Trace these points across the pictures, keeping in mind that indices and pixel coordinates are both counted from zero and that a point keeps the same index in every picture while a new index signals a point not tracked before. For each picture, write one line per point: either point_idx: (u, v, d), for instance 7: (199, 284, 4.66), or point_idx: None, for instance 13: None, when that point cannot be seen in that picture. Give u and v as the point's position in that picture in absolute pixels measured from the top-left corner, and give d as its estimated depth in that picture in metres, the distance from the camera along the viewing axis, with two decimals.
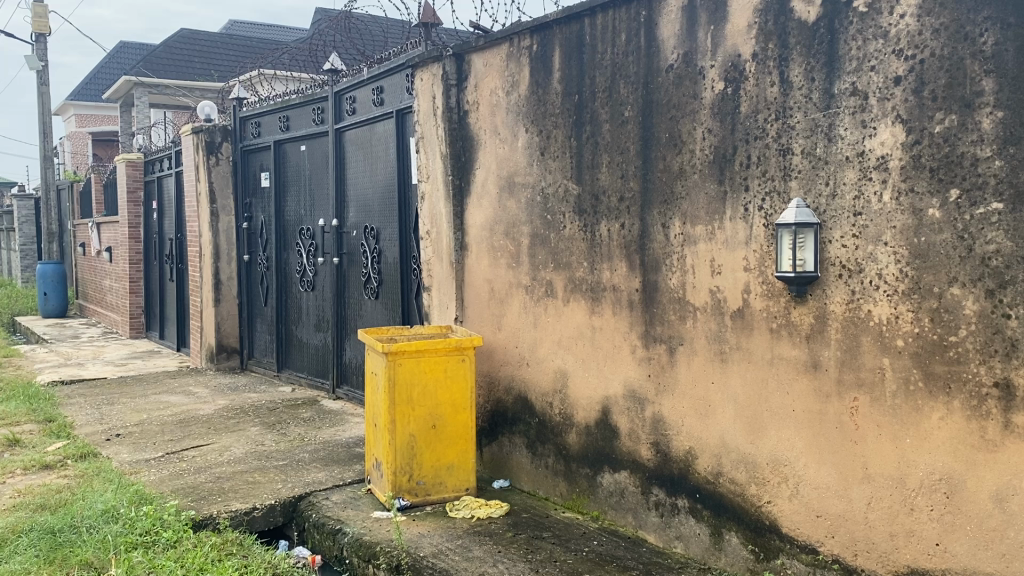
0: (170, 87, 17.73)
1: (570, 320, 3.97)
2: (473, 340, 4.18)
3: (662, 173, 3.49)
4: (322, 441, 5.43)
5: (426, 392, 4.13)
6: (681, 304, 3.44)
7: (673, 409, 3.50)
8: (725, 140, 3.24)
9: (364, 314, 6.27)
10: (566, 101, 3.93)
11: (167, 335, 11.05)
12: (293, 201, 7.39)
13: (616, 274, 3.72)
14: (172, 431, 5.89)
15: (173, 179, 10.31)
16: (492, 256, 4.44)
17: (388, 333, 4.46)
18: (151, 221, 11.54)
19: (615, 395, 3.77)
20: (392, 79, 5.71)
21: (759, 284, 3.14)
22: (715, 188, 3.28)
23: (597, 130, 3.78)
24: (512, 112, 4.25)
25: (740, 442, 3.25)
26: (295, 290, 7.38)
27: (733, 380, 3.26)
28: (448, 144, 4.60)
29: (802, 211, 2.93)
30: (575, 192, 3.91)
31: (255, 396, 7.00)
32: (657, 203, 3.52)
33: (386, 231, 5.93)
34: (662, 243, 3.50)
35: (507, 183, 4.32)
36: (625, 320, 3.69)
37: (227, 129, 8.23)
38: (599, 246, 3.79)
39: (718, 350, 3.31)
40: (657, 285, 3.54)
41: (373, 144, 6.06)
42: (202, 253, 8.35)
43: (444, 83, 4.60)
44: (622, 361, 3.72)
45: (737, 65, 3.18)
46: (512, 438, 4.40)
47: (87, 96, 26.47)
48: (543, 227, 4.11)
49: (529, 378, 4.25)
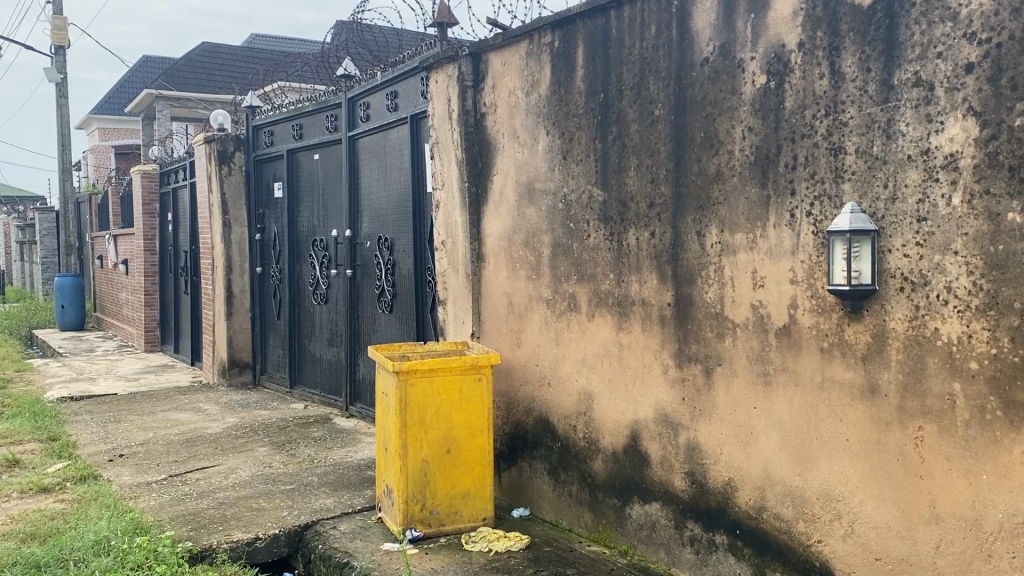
0: (190, 99, 17.63)
1: (596, 337, 3.67)
2: (491, 358, 3.88)
3: (696, 177, 3.18)
4: (332, 463, 5.14)
5: (440, 414, 3.83)
6: (719, 320, 3.13)
7: (710, 436, 3.19)
8: (768, 139, 2.93)
9: (378, 329, 6.00)
10: (590, 100, 3.63)
11: (181, 349, 10.85)
12: (306, 212, 7.15)
13: (646, 286, 3.41)
14: (177, 452, 5.63)
15: (187, 190, 10.12)
16: (511, 268, 4.15)
17: (399, 349, 4.17)
18: (167, 233, 11.35)
19: (645, 419, 3.46)
20: (407, 83, 5.44)
21: (807, 298, 2.82)
22: (757, 192, 2.97)
23: (625, 130, 3.47)
24: (532, 113, 3.96)
25: (786, 474, 2.92)
26: (309, 303, 7.13)
27: (779, 405, 2.94)
28: (464, 149, 4.31)
29: (857, 216, 2.62)
30: (601, 199, 3.61)
31: (266, 413, 6.73)
32: (691, 209, 3.21)
33: (401, 242, 5.65)
34: (697, 253, 3.19)
35: (527, 189, 4.03)
36: (656, 337, 3.38)
37: (240, 138, 8.01)
38: (627, 256, 3.49)
39: (761, 371, 2.99)
40: (691, 298, 3.23)
41: (387, 151, 5.80)
42: (214, 265, 8.12)
43: (459, 84, 4.31)
44: (653, 382, 3.40)
45: (781, 56, 2.87)
46: (532, 464, 4.10)
47: (110, 110, 26.57)
48: (566, 237, 3.81)
49: (551, 400, 3.95)
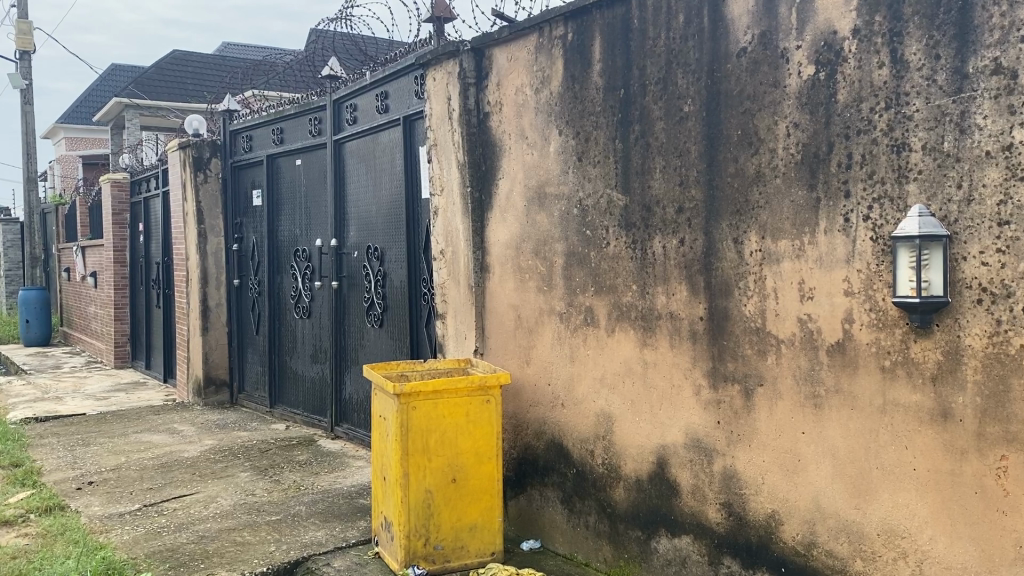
0: (162, 109, 17.11)
1: (616, 354, 3.37)
2: (500, 377, 3.57)
3: (733, 178, 2.89)
4: (321, 491, 4.77)
5: (445, 440, 3.50)
6: (760, 336, 2.84)
7: (750, 463, 2.89)
8: (818, 135, 2.65)
9: (367, 345, 5.66)
10: (608, 97, 3.34)
11: (154, 365, 10.39)
12: (288, 221, 6.79)
13: (674, 299, 3.12)
14: (152, 479, 5.23)
15: (160, 199, 9.70)
16: (519, 279, 3.84)
17: (397, 368, 3.84)
18: (138, 244, 10.90)
19: (673, 444, 3.16)
20: (400, 83, 5.14)
21: (865, 311, 2.54)
22: (804, 194, 2.69)
23: (649, 129, 3.19)
24: (543, 112, 3.66)
25: (840, 507, 2.63)
26: (290, 317, 6.76)
27: (831, 430, 2.65)
28: (466, 152, 4.01)
29: (927, 220, 2.33)
30: (621, 204, 3.32)
31: (246, 435, 6.35)
32: (726, 214, 2.92)
33: (392, 252, 5.32)
34: (733, 262, 2.91)
35: (536, 194, 3.72)
36: (686, 354, 3.08)
37: (216, 143, 7.63)
38: (653, 266, 3.19)
39: (809, 392, 2.71)
40: (727, 312, 2.94)
41: (377, 156, 5.48)
42: (189, 277, 7.72)
43: (461, 81, 4.01)
44: (683, 403, 3.11)
45: (832, 44, 2.59)
46: (543, 492, 3.78)
47: (79, 119, 25.89)
48: (581, 245, 3.51)
49: (565, 423, 3.64)
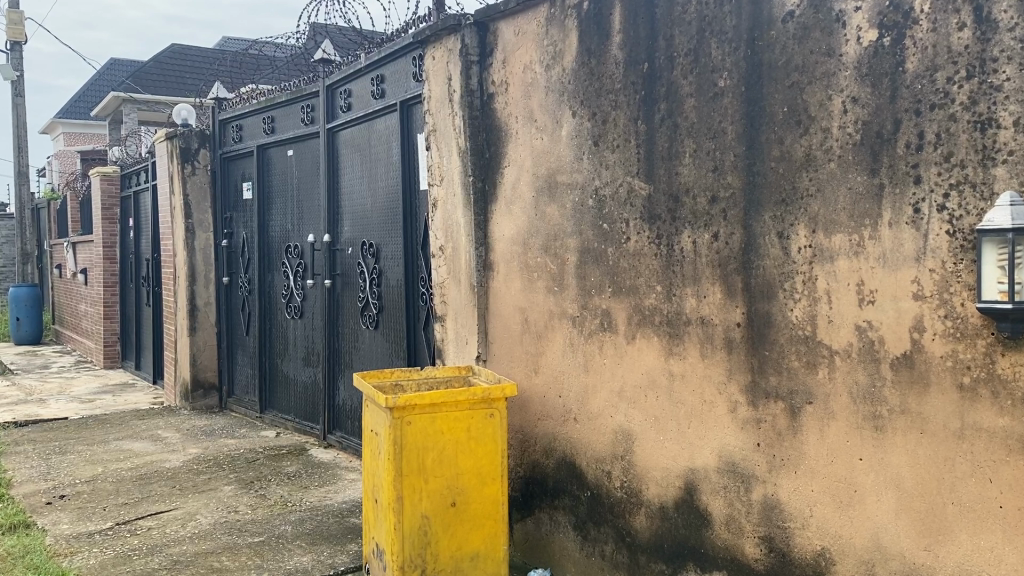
0: (159, 102, 16.69)
1: (637, 364, 2.98)
2: (505, 388, 3.18)
3: (777, 163, 2.50)
4: (309, 508, 4.38)
5: (444, 458, 3.12)
6: (810, 346, 2.45)
7: (796, 493, 2.50)
8: (881, 111, 2.25)
9: (362, 348, 5.27)
10: (629, 72, 2.95)
11: (143, 365, 10.01)
12: (279, 215, 6.40)
13: (705, 302, 2.73)
14: (128, 492, 4.84)
15: (150, 193, 9.31)
16: (526, 278, 3.45)
17: (390, 377, 3.46)
18: (129, 240, 10.51)
19: (703, 467, 2.77)
20: (396, 66, 4.75)
21: (938, 318, 2.15)
22: (864, 180, 2.29)
23: (677, 107, 2.79)
24: (555, 91, 3.27)
25: (906, 548, 2.24)
26: (282, 317, 6.38)
27: (895, 458, 2.26)
28: (469, 138, 3.62)
29: (1020, 210, 1.93)
30: (644, 194, 2.92)
31: (234, 442, 5.97)
32: (769, 204, 2.53)
33: (388, 249, 4.93)
34: (777, 259, 2.51)
35: (546, 184, 3.33)
36: (720, 366, 2.69)
37: (205, 134, 7.23)
38: (681, 264, 2.80)
39: (867, 413, 2.32)
40: (769, 317, 2.54)
41: (372, 145, 5.09)
42: (176, 274, 7.32)
43: (462, 59, 3.61)
44: (716, 422, 2.71)
45: (900, 3, 2.19)
46: (553, 516, 3.39)
47: (76, 114, 25.45)
48: (597, 240, 3.12)
49: (579, 439, 3.25)
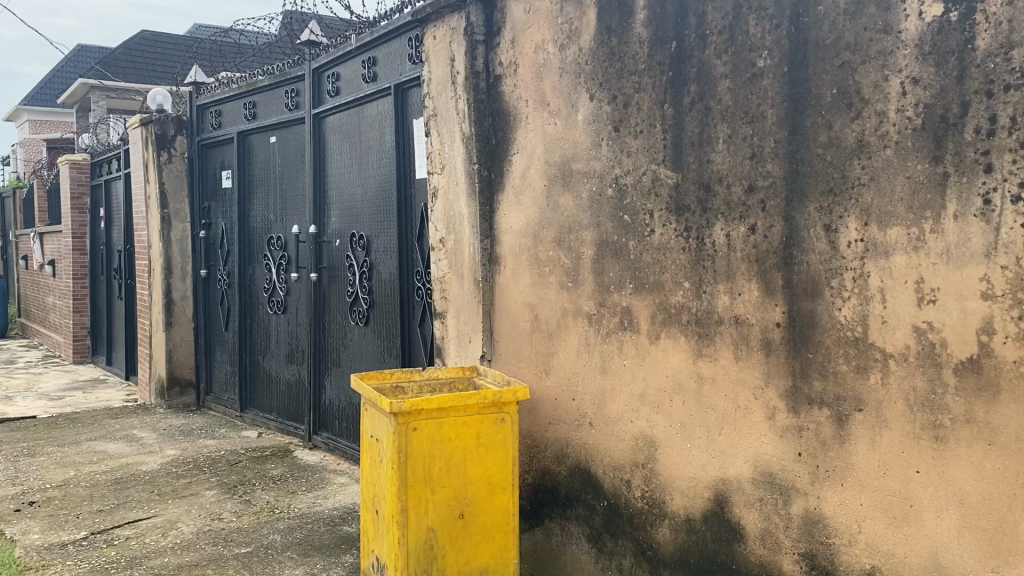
0: (130, 90, 16.24)
1: (661, 366, 2.77)
2: (517, 392, 2.96)
3: (824, 150, 2.30)
4: (298, 516, 4.14)
5: (452, 467, 2.90)
6: (860, 349, 2.25)
7: (842, 507, 2.31)
8: (947, 92, 2.05)
9: (351, 344, 5.03)
10: (655, 52, 2.74)
11: (115, 360, 9.66)
12: (260, 205, 6.12)
13: (741, 300, 2.53)
14: (102, 498, 4.55)
15: (122, 181, 8.97)
16: (537, 273, 3.24)
17: (390, 378, 3.23)
18: (99, 230, 10.14)
19: (736, 477, 2.57)
20: (390, 48, 4.51)
21: (1011, 320, 1.96)
22: (926, 168, 2.10)
23: (710, 89, 2.59)
24: (570, 73, 3.05)
25: (969, 569, 2.05)
26: (263, 312, 6.11)
27: (958, 471, 2.07)
28: (474, 123, 3.39)
29: None
30: (671, 183, 2.72)
31: (214, 443, 5.70)
32: (814, 194, 2.33)
33: (380, 241, 4.70)
34: (823, 254, 2.32)
35: (560, 172, 3.12)
36: (757, 369, 2.49)
37: (181, 119, 6.92)
38: (712, 259, 2.60)
39: (926, 422, 2.13)
40: (814, 317, 2.35)
41: (362, 131, 4.84)
42: (151, 266, 7.00)
43: (467, 38, 3.38)
44: (751, 430, 2.52)
45: None
46: (564, 526, 3.19)
47: (42, 101, 24.77)
48: (617, 233, 2.91)
49: (594, 445, 3.04)
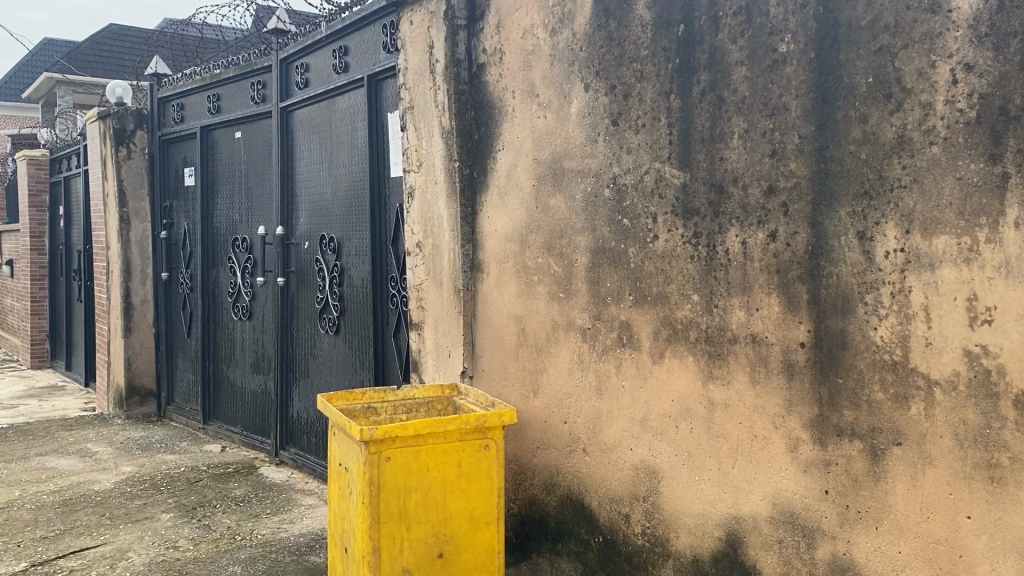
0: (96, 85, 15.75)
1: (666, 388, 2.48)
2: (503, 416, 2.66)
3: (858, 147, 2.01)
4: (261, 544, 3.80)
5: (430, 501, 2.58)
6: (899, 374, 1.97)
7: (877, 555, 2.02)
8: (1007, 81, 1.76)
9: (320, 354, 4.69)
10: (660, 36, 2.45)
11: (74, 366, 9.23)
12: (224, 204, 5.76)
13: (759, 316, 2.24)
14: (47, 524, 4.17)
15: (81, 178, 8.54)
16: (524, 282, 2.93)
17: (361, 399, 2.91)
18: (59, 229, 9.70)
19: (751, 516, 2.28)
20: (364, 35, 4.18)
21: None
22: (981, 168, 1.81)
23: (723, 78, 2.29)
24: (562, 60, 2.75)
25: None
26: (228, 318, 5.75)
27: (1018, 518, 1.78)
28: (455, 116, 3.07)
29: None
30: (679, 184, 2.42)
31: (174, 458, 5.33)
32: (846, 197, 2.05)
33: (351, 244, 4.37)
34: (857, 266, 2.03)
35: (550, 171, 2.81)
36: (777, 395, 2.20)
37: (142, 113, 6.52)
38: (725, 270, 2.31)
39: (977, 461, 1.84)
40: (846, 338, 2.06)
41: (333, 125, 4.51)
42: (109, 268, 6.60)
43: (447, 22, 3.07)
44: (770, 464, 2.23)
45: None
46: (554, 562, 2.89)
47: (5, 95, 24.09)
48: (616, 238, 2.61)
49: (589, 474, 2.74)
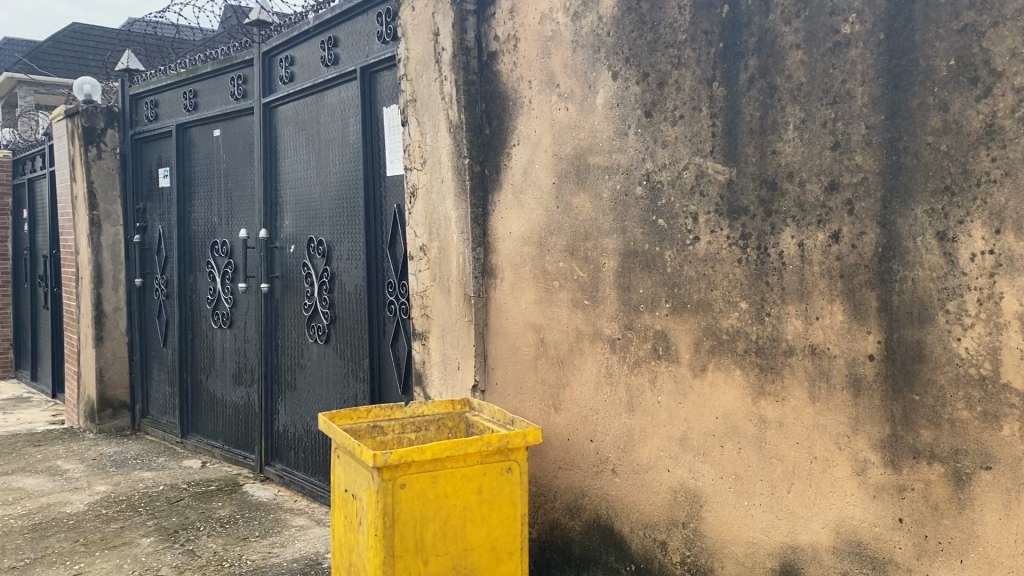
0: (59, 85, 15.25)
1: (709, 404, 2.26)
2: (526, 436, 2.42)
3: (937, 137, 1.81)
4: (250, 571, 3.52)
5: (449, 531, 2.34)
6: (988, 391, 1.76)
7: None
8: None
9: (309, 364, 4.43)
10: (701, 18, 2.23)
11: (41, 376, 8.84)
12: (202, 206, 5.47)
13: (819, 325, 2.03)
14: (16, 552, 3.86)
15: (46, 180, 8.15)
16: (543, 288, 2.70)
17: (367, 418, 2.65)
18: (23, 234, 9.29)
19: (810, 545, 2.07)
20: (356, 26, 3.93)
21: None
22: None
23: (775, 63, 2.08)
24: (585, 46, 2.53)
25: None
26: (206, 326, 5.46)
27: None
28: (465, 108, 2.83)
29: None
30: (723, 181, 2.20)
31: (151, 475, 5.02)
32: (923, 193, 1.84)
33: (343, 247, 4.11)
34: (937, 270, 1.83)
35: (573, 167, 2.59)
36: (842, 413, 1.99)
37: (113, 111, 6.19)
38: (779, 274, 2.10)
39: None
40: (923, 349, 1.85)
41: (322, 122, 4.25)
42: (78, 274, 6.25)
43: (455, 7, 2.82)
44: (833, 488, 2.02)
45: None
46: None
47: None
48: (649, 240, 2.39)
49: (618, 497, 2.52)
